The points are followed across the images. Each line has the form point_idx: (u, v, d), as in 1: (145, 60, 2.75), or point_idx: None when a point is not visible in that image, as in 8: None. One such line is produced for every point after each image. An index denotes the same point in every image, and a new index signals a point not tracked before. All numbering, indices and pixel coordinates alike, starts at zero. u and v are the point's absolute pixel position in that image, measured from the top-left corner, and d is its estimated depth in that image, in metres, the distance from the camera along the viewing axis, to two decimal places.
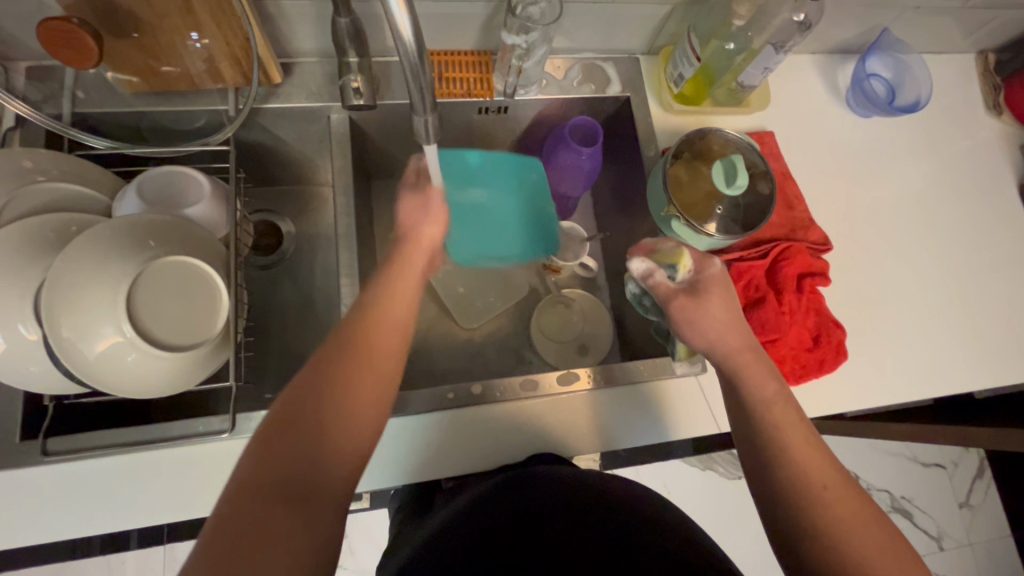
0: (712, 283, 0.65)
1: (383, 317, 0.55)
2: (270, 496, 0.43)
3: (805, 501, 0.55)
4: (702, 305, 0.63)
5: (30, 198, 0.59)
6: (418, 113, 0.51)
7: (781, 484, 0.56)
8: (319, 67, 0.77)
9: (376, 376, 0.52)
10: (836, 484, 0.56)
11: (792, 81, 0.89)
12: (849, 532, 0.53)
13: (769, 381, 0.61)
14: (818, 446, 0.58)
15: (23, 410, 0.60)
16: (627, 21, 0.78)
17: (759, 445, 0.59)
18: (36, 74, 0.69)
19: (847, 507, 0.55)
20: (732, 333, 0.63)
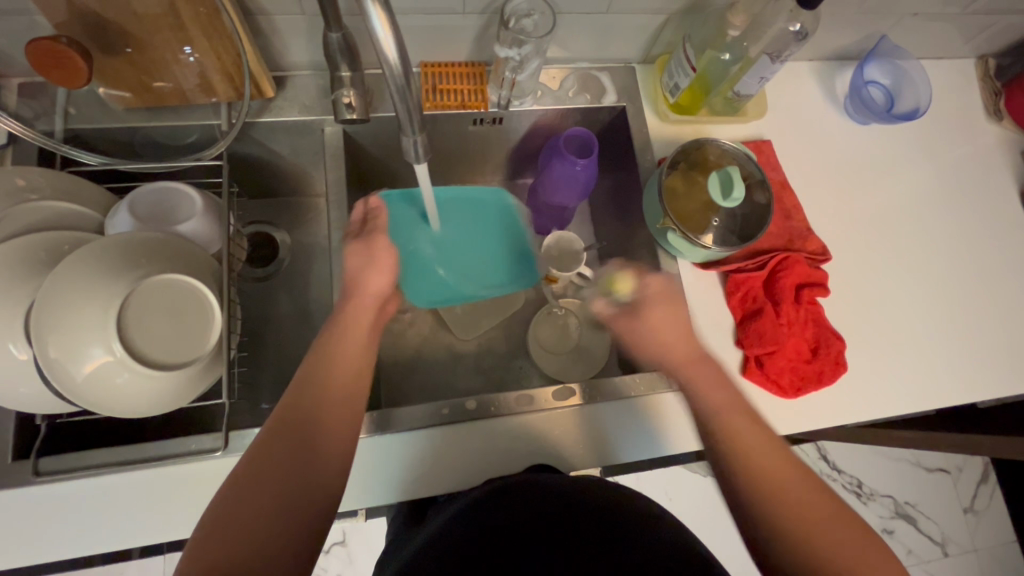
0: (653, 300, 0.70)
1: (326, 388, 0.57)
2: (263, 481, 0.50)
3: (769, 501, 0.56)
4: (645, 322, 0.69)
5: (21, 217, 0.59)
6: (406, 133, 0.50)
7: (748, 487, 0.58)
8: (312, 80, 0.77)
9: (319, 454, 0.53)
10: (798, 483, 0.57)
11: (790, 88, 0.89)
12: (815, 530, 0.54)
13: (719, 389, 0.64)
14: (780, 446, 0.60)
15: (15, 430, 0.60)
16: (622, 31, 0.78)
17: (726, 453, 0.60)
18: (29, 90, 0.69)
19: (808, 503, 0.56)
20: (680, 344, 0.67)
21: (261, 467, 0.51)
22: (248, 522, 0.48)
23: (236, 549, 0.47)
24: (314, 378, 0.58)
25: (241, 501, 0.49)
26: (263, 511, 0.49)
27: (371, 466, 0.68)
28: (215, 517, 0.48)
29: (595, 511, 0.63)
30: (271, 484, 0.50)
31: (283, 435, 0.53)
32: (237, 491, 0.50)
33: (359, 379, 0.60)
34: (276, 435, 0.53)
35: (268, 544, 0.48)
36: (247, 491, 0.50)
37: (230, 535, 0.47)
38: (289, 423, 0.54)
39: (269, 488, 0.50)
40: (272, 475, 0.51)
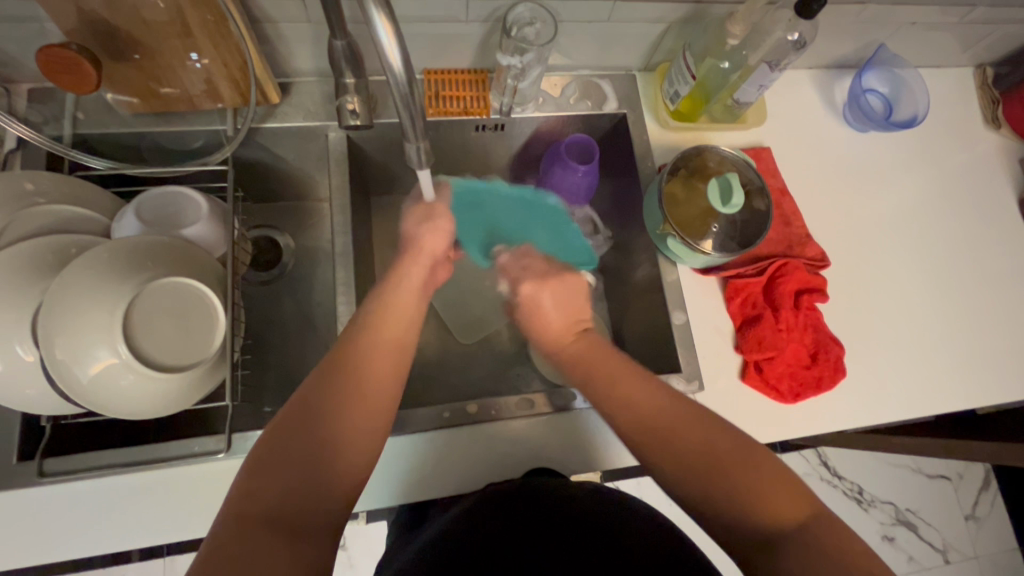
0: (537, 291, 0.65)
1: (368, 346, 0.56)
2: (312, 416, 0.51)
3: (657, 445, 0.55)
4: (533, 313, 0.65)
5: (30, 220, 0.60)
6: (410, 140, 0.51)
7: (637, 435, 0.56)
8: (317, 87, 0.78)
9: (367, 409, 0.53)
10: (679, 417, 0.55)
11: (789, 96, 0.90)
12: (707, 465, 0.53)
13: (610, 358, 0.61)
14: (655, 388, 0.58)
15: (20, 431, 0.60)
16: (623, 39, 0.79)
17: (604, 407, 0.58)
18: (38, 96, 0.70)
19: (694, 434, 0.54)
20: (559, 330, 0.64)
21: (309, 416, 0.51)
22: (294, 472, 0.48)
23: (285, 496, 0.47)
24: (354, 340, 0.56)
25: (291, 442, 0.49)
26: (313, 461, 0.49)
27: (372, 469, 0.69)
28: (259, 460, 0.48)
29: (600, 514, 0.64)
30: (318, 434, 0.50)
31: (333, 385, 0.53)
32: (285, 439, 0.49)
33: (399, 350, 0.58)
34: (325, 385, 0.53)
35: (315, 494, 0.48)
36: (293, 440, 0.49)
37: (279, 481, 0.47)
38: (341, 374, 0.54)
39: (315, 438, 0.50)
40: (322, 426, 0.50)
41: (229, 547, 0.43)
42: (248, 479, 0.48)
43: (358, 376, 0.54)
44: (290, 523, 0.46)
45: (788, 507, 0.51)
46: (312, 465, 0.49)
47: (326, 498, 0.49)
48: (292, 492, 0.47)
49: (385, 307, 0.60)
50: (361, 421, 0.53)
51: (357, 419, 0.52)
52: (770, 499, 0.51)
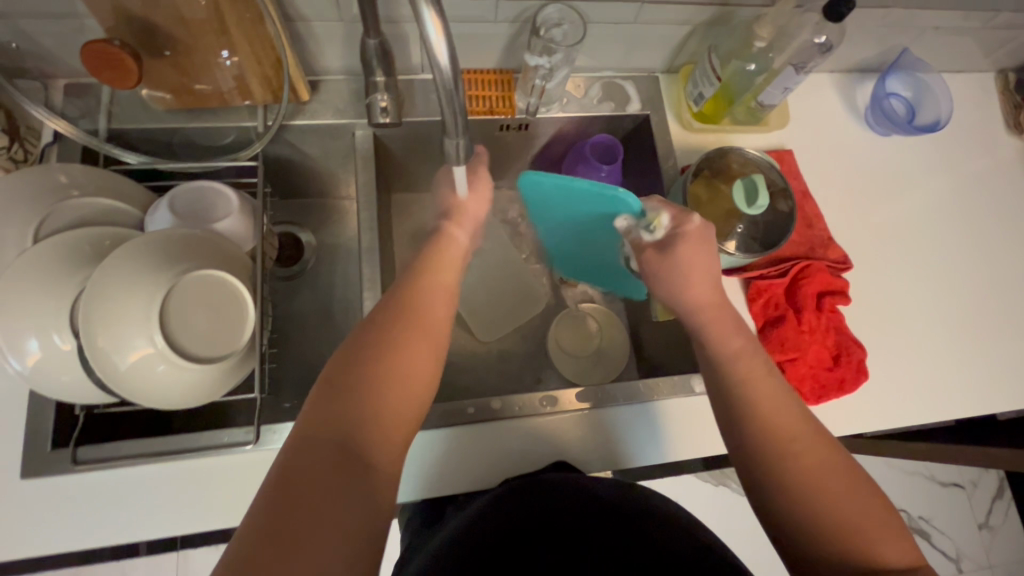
0: (687, 239, 0.64)
1: (425, 290, 0.58)
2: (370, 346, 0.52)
3: (779, 458, 0.54)
4: (676, 261, 0.64)
5: (66, 213, 0.61)
6: (450, 136, 0.52)
7: (755, 441, 0.55)
8: (345, 84, 0.79)
9: (419, 345, 0.54)
10: (805, 436, 0.55)
11: (810, 99, 0.90)
12: (826, 491, 0.52)
13: (736, 336, 0.61)
14: (787, 399, 0.57)
15: (54, 420, 0.61)
16: (648, 41, 0.79)
17: (730, 403, 0.58)
18: (74, 90, 0.71)
19: (818, 455, 0.54)
20: (702, 290, 0.63)
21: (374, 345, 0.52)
22: (360, 391, 0.49)
23: (353, 415, 0.48)
24: (414, 286, 0.58)
25: (353, 368, 0.50)
26: (371, 391, 0.49)
27: None
28: (327, 384, 0.50)
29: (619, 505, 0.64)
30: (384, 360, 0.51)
31: (395, 320, 0.55)
32: (346, 366, 0.50)
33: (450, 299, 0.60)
34: (387, 319, 0.55)
35: (372, 419, 0.48)
36: (359, 365, 0.51)
37: (347, 399, 0.48)
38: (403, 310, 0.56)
39: (376, 364, 0.51)
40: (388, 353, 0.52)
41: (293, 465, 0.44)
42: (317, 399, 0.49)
43: (421, 314, 0.56)
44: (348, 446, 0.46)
45: (890, 554, 0.50)
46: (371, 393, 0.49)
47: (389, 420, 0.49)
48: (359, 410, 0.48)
49: (436, 267, 0.62)
50: (423, 354, 0.54)
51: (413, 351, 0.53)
52: (879, 542, 0.50)
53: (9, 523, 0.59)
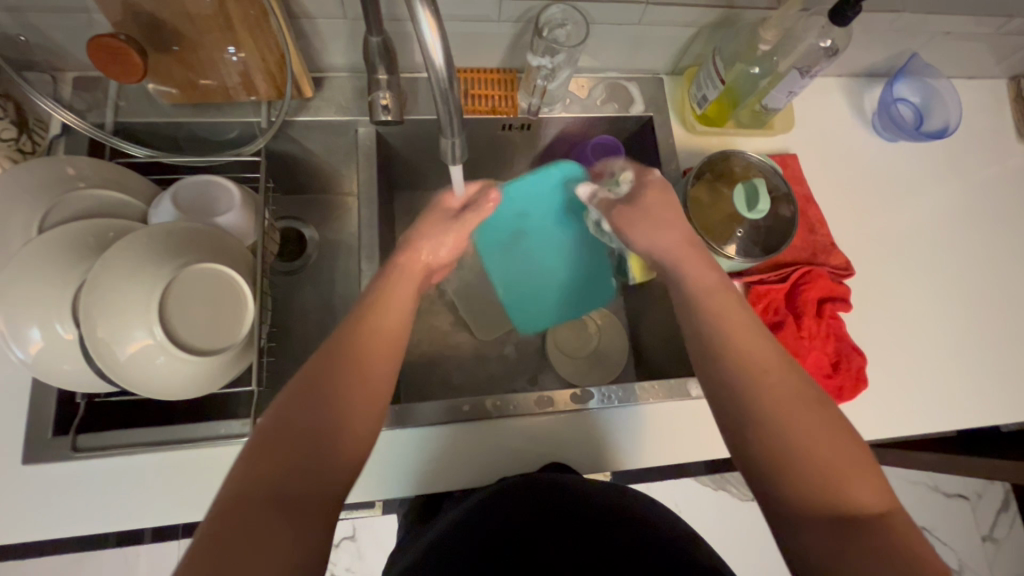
0: (651, 186, 0.69)
1: (370, 330, 0.56)
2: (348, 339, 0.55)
3: (752, 390, 0.53)
4: (643, 207, 0.68)
5: (72, 204, 0.62)
6: (446, 135, 0.52)
7: (729, 374, 0.55)
8: (349, 82, 0.80)
9: (388, 336, 0.56)
10: (780, 369, 0.54)
11: (817, 103, 0.89)
12: (799, 428, 0.51)
13: (711, 271, 0.62)
14: (765, 336, 0.57)
15: (56, 408, 0.62)
16: (652, 42, 0.79)
17: (706, 336, 0.57)
18: (82, 84, 0.72)
19: (794, 392, 0.53)
20: (672, 231, 0.66)
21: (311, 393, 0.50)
22: (293, 444, 0.47)
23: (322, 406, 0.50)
24: (365, 322, 0.56)
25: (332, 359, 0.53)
26: (344, 383, 0.52)
27: (389, 460, 0.70)
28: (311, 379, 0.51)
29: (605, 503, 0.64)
30: (321, 410, 0.49)
31: (333, 362, 0.53)
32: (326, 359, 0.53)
33: (399, 332, 0.58)
34: (328, 362, 0.52)
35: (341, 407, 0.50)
36: (297, 416, 0.49)
37: (279, 460, 0.46)
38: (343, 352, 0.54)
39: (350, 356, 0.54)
40: (328, 403, 0.50)
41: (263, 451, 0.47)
42: (247, 457, 0.47)
43: (364, 354, 0.54)
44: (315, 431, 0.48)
45: (862, 495, 0.49)
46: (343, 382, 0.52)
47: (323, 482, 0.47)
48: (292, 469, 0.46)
49: (386, 298, 0.59)
50: (361, 400, 0.52)
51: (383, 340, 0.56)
52: (849, 483, 0.49)
53: (10, 508, 0.60)
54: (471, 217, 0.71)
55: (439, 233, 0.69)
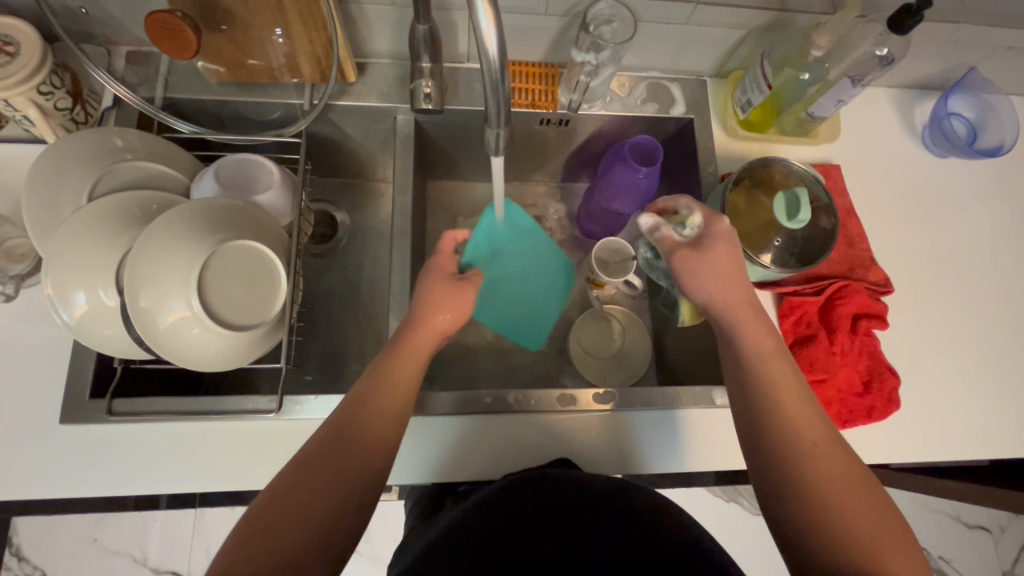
0: (719, 237, 0.63)
1: (386, 393, 0.57)
2: (390, 372, 0.59)
3: (795, 461, 0.54)
4: (705, 260, 0.63)
5: (119, 174, 0.64)
6: (491, 126, 0.52)
7: (773, 443, 0.55)
8: (391, 69, 0.80)
9: (412, 365, 0.60)
10: (822, 438, 0.55)
11: (865, 114, 0.87)
12: (841, 499, 0.52)
13: (768, 337, 0.60)
14: (812, 405, 0.57)
15: (94, 371, 0.64)
16: (699, 43, 0.78)
17: (752, 404, 0.58)
18: (135, 58, 0.74)
19: (836, 468, 0.53)
20: (735, 289, 0.62)
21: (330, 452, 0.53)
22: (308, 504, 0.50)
23: (369, 437, 0.55)
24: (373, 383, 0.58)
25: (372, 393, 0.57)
26: (385, 415, 0.56)
27: (409, 445, 0.70)
28: (353, 410, 0.55)
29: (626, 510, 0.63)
30: (339, 475, 0.52)
31: (352, 423, 0.55)
32: (366, 391, 0.57)
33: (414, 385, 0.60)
34: (342, 425, 0.54)
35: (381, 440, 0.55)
36: (314, 476, 0.51)
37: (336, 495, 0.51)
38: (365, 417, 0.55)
39: (389, 389, 0.58)
40: (342, 466, 0.52)
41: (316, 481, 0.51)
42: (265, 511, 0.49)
43: (382, 416, 0.56)
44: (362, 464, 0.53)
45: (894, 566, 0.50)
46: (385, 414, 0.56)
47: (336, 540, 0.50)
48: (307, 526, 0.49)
49: (403, 354, 0.60)
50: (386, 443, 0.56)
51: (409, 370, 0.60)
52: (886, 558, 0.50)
53: (42, 468, 0.62)
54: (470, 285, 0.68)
55: (441, 303, 0.65)
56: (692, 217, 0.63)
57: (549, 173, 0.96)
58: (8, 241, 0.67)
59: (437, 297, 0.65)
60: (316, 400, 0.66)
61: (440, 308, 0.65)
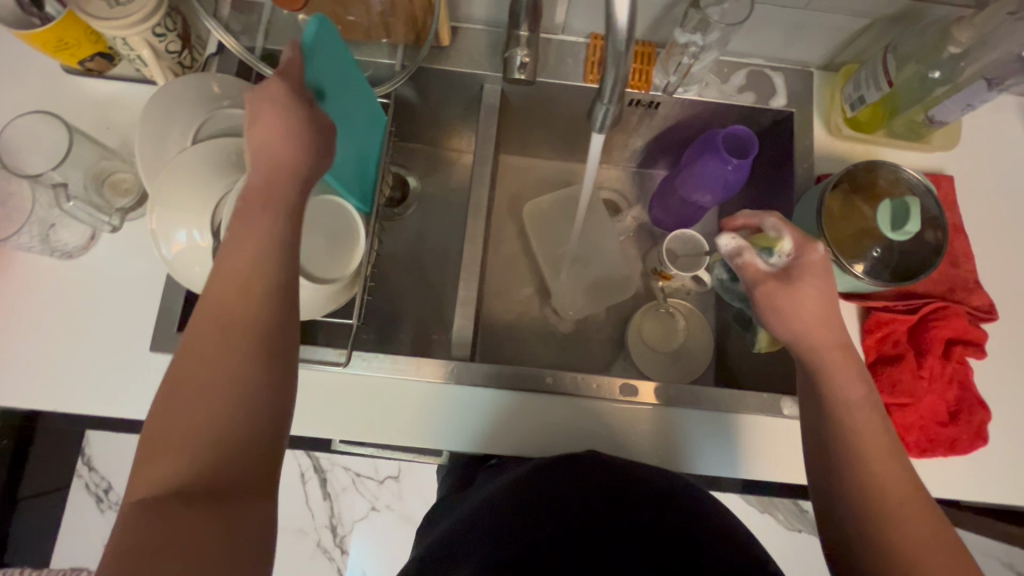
0: (810, 271, 0.57)
1: (226, 296, 0.48)
2: (236, 262, 0.49)
3: (874, 515, 0.50)
4: (792, 300, 0.57)
5: (221, 120, 0.65)
6: (602, 101, 0.52)
7: (854, 501, 0.52)
8: (483, 35, 0.79)
9: (255, 238, 0.49)
10: (915, 502, 0.51)
11: (989, 122, 0.79)
12: (929, 563, 0.48)
13: (856, 382, 0.55)
14: (899, 458, 0.53)
15: (183, 304, 0.68)
16: (814, 30, 0.72)
17: (830, 456, 0.54)
18: (239, 6, 0.76)
19: (926, 528, 0.49)
20: (824, 329, 0.56)
21: (196, 392, 0.45)
22: (205, 453, 0.44)
23: (231, 338, 0.47)
24: (223, 307, 0.48)
25: (225, 294, 0.48)
26: (238, 311, 0.48)
27: (457, 418, 0.70)
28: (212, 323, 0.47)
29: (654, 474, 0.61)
30: (209, 388, 0.45)
31: (212, 359, 0.46)
32: (222, 295, 0.48)
33: (267, 263, 0.49)
34: (200, 362, 0.46)
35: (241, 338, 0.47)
36: (189, 405, 0.45)
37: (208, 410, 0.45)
38: (220, 349, 0.46)
39: (237, 279, 0.48)
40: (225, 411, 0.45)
41: (187, 401, 0.45)
42: (144, 475, 0.43)
43: (244, 335, 0.47)
44: (232, 365, 0.46)
45: None
46: (239, 311, 0.48)
47: (249, 478, 0.45)
48: (196, 470, 0.43)
49: (250, 230, 0.50)
50: (246, 340, 0.47)
51: (254, 246, 0.49)
52: None
53: (125, 391, 0.66)
54: (301, 120, 0.52)
55: (268, 144, 0.52)
56: (782, 245, 0.57)
57: (627, 156, 0.93)
58: (115, 173, 0.71)
59: (258, 139, 0.52)
60: (381, 358, 0.70)
61: (285, 177, 0.52)
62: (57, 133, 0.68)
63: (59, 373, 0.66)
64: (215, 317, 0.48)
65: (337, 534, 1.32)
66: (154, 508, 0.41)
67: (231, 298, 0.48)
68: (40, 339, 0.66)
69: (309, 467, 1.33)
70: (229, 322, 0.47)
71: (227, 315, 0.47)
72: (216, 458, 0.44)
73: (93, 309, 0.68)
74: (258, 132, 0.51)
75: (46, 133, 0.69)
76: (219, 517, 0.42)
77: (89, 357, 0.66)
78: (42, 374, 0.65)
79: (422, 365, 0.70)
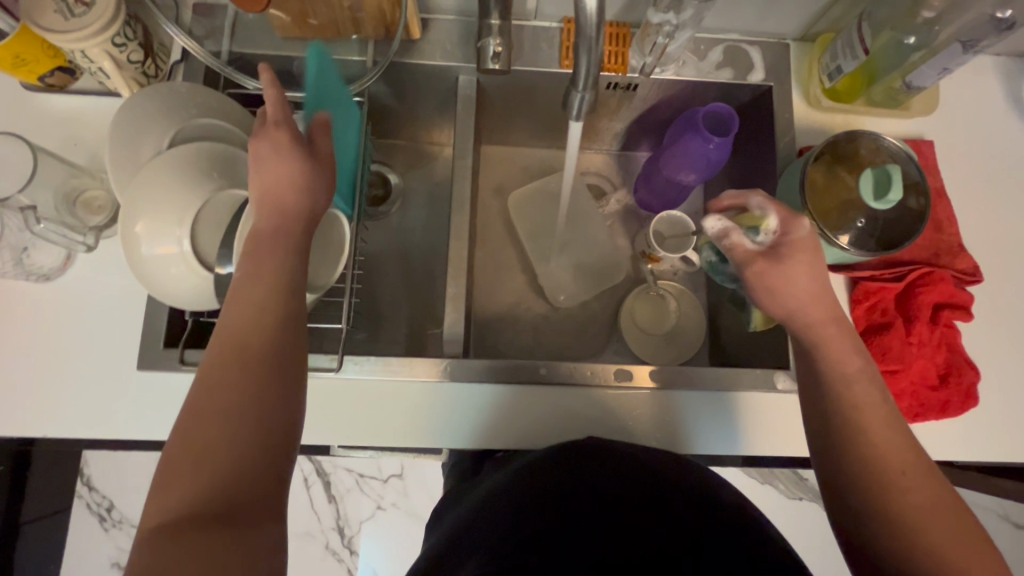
0: (799, 247, 0.58)
1: (240, 323, 0.50)
2: (251, 291, 0.51)
3: (878, 486, 0.51)
4: (782, 278, 0.57)
5: (190, 130, 0.64)
6: (577, 89, 0.52)
7: (856, 473, 0.52)
8: (455, 26, 0.77)
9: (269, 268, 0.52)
10: (915, 472, 0.51)
11: (966, 84, 0.79)
12: (932, 531, 0.48)
13: (847, 356, 0.56)
14: (896, 430, 0.53)
15: (168, 318, 0.66)
16: (787, 2, 0.72)
17: (832, 431, 0.54)
18: (201, 10, 0.74)
19: (926, 496, 0.50)
20: (816, 304, 0.57)
21: (210, 410, 0.46)
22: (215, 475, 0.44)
23: (246, 362, 0.48)
24: (238, 334, 0.50)
25: (241, 322, 0.50)
26: (253, 337, 0.50)
27: (454, 415, 0.70)
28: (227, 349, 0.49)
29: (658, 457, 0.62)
30: (224, 411, 0.46)
31: (226, 381, 0.47)
32: (238, 323, 0.50)
33: (278, 291, 0.52)
34: (215, 385, 0.47)
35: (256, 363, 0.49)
36: (202, 428, 0.45)
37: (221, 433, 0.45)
38: (236, 372, 0.48)
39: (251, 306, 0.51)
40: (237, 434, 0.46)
41: (202, 424, 0.46)
42: (156, 495, 0.43)
43: (258, 359, 0.49)
44: (248, 387, 0.47)
45: None
46: (253, 337, 0.50)
47: (257, 503, 0.44)
48: (208, 493, 0.43)
49: (262, 259, 0.53)
50: (260, 365, 0.49)
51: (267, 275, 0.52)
52: None
53: (116, 411, 0.65)
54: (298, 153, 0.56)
55: (275, 184, 0.55)
56: (767, 223, 0.57)
57: (609, 139, 0.92)
58: (86, 191, 0.70)
59: (265, 179, 0.55)
60: (373, 361, 0.69)
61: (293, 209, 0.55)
62: (19, 153, 0.66)
63: (47, 398, 0.64)
64: (230, 343, 0.49)
65: (345, 535, 1.33)
66: (168, 531, 0.40)
67: (246, 325, 0.50)
68: (24, 365, 0.65)
69: (312, 471, 1.33)
70: (244, 349, 0.49)
71: (243, 340, 0.49)
72: (228, 473, 0.44)
73: (76, 331, 0.67)
74: (269, 171, 0.55)
75: (9, 153, 0.66)
76: (228, 534, 0.41)
77: (76, 380, 0.65)
78: (29, 400, 0.64)
79: (416, 365, 0.70)
